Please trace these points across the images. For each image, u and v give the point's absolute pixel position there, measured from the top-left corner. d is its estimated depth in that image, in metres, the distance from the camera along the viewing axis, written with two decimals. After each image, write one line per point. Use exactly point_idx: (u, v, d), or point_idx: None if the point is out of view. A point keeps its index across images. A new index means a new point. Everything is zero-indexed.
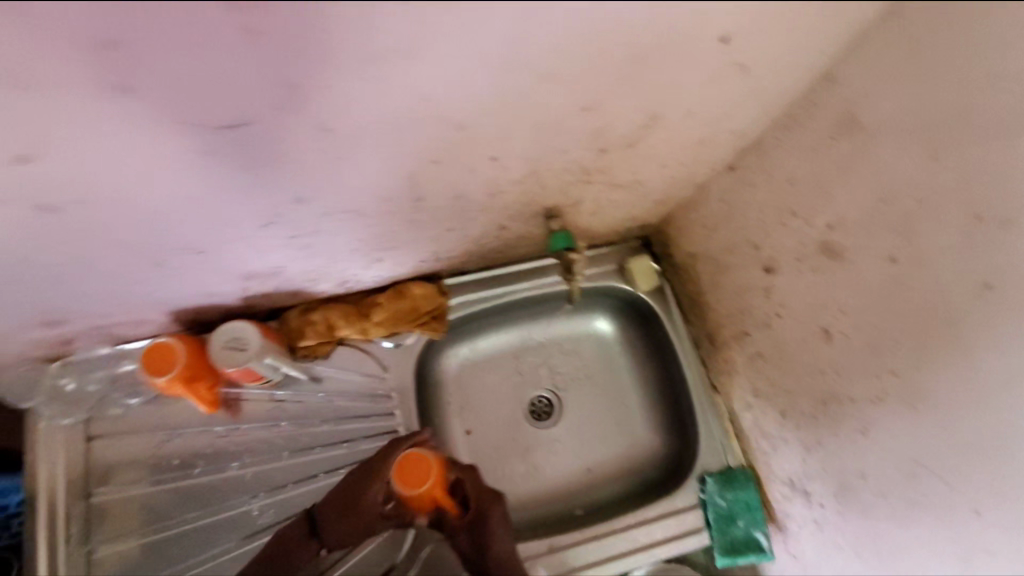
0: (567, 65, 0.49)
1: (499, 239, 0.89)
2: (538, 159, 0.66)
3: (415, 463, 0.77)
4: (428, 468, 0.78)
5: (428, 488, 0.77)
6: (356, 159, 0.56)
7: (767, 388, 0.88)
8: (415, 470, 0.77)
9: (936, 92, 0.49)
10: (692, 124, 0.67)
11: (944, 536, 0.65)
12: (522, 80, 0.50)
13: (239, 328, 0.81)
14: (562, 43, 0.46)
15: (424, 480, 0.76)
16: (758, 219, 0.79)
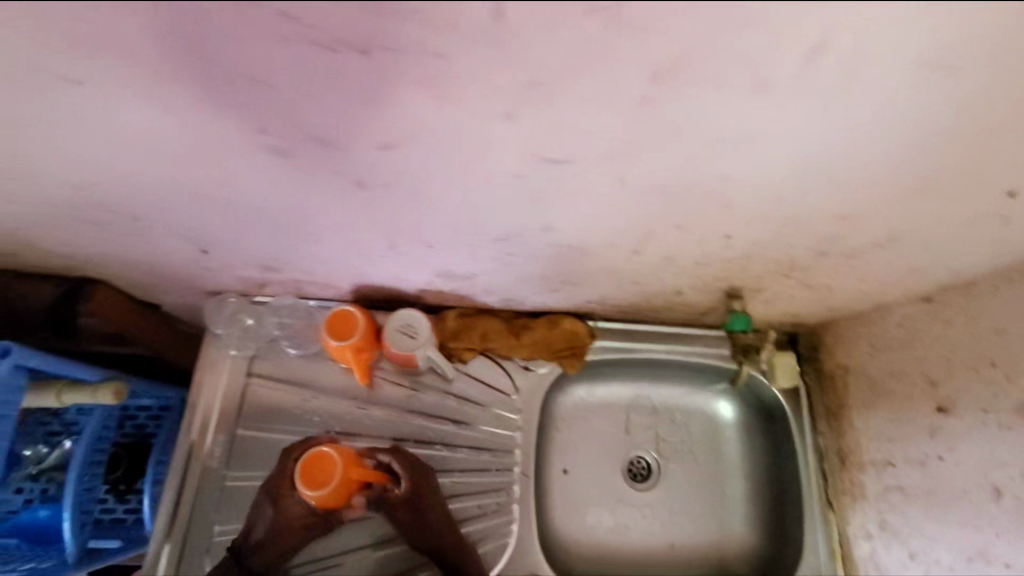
0: (861, 185, 0.53)
1: (666, 301, 0.91)
2: (760, 247, 0.68)
3: (320, 462, 0.80)
4: (332, 463, 0.80)
5: (333, 483, 0.79)
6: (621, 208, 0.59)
7: (898, 524, 0.86)
8: (321, 468, 0.80)
9: None
10: (923, 255, 0.68)
11: None
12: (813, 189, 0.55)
13: (413, 316, 0.89)
14: (876, 170, 0.51)
15: (331, 471, 0.79)
16: (943, 357, 0.79)
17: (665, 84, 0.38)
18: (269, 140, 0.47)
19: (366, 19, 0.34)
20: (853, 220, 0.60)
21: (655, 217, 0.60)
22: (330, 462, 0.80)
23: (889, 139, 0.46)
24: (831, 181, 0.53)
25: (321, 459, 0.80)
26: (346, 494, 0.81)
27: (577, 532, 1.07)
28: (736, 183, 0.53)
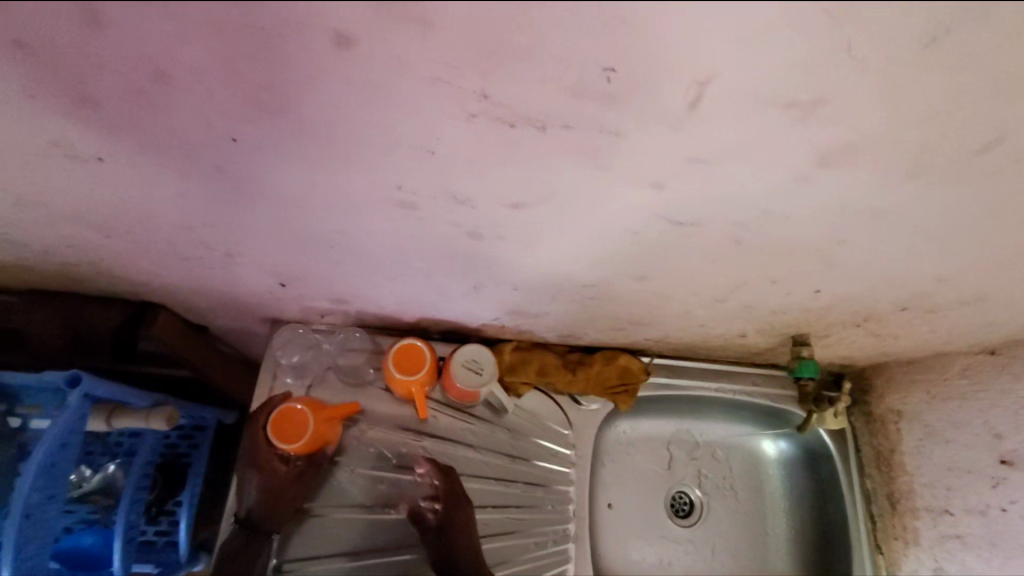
0: (973, 254, 0.54)
1: (725, 342, 0.91)
2: (847, 301, 0.69)
3: (285, 416, 0.82)
4: (298, 415, 0.82)
5: (298, 425, 0.82)
6: (723, 268, 0.60)
7: (953, 573, 0.87)
8: (290, 422, 0.82)
9: None
10: (1006, 314, 0.69)
11: None
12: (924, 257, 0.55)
13: (477, 351, 0.90)
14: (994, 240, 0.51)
15: (293, 419, 0.82)
16: (1010, 409, 0.80)
17: (828, 165, 0.39)
18: (403, 195, 0.47)
19: (557, 100, 0.34)
20: (950, 281, 0.61)
21: (754, 270, 0.61)
22: (300, 415, 0.82)
23: (1018, 214, 0.47)
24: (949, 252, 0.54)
25: (288, 415, 0.82)
26: (319, 439, 0.84)
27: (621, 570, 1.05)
28: (852, 246, 0.53)
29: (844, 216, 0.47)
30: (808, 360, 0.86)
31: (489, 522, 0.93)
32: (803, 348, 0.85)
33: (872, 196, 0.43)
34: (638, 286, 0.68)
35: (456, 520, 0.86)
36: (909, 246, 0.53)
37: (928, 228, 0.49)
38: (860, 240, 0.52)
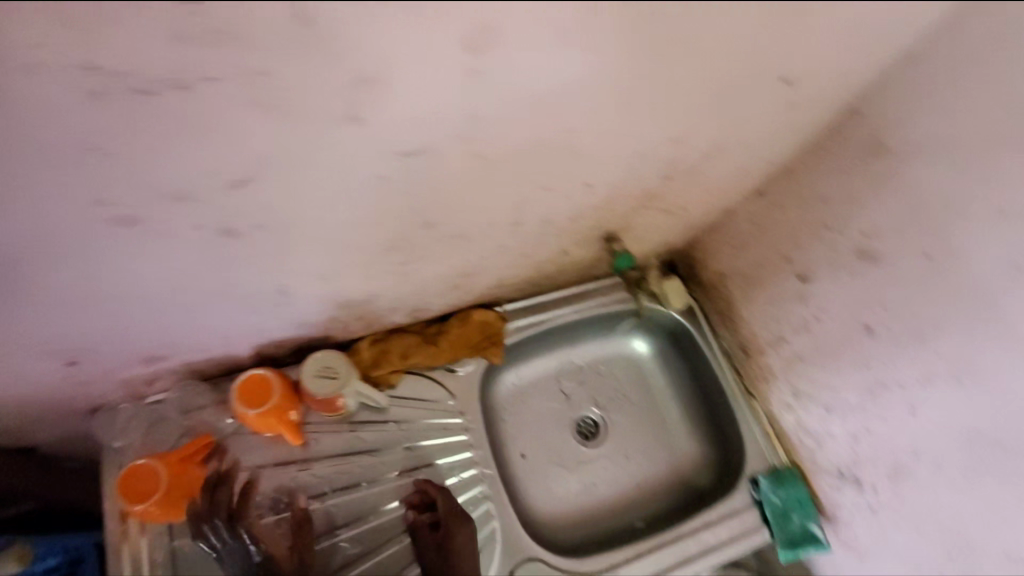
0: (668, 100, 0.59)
1: (555, 265, 0.97)
2: (622, 184, 0.75)
3: (134, 478, 0.79)
4: (144, 472, 0.80)
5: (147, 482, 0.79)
6: (485, 188, 0.64)
7: (806, 388, 0.96)
8: (140, 482, 0.79)
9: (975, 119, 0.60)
10: (746, 151, 0.78)
11: (1007, 490, 0.70)
12: (638, 116, 0.60)
13: (326, 357, 0.87)
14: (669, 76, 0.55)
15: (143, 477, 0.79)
16: (788, 233, 0.90)
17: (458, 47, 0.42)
18: (111, 210, 0.49)
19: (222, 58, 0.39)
20: (681, 137, 0.67)
21: (517, 180, 0.64)
22: (147, 469, 0.80)
23: (669, 49, 0.51)
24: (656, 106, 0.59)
25: (137, 476, 0.79)
26: (177, 485, 0.81)
27: (553, 509, 1.09)
28: (575, 129, 0.58)
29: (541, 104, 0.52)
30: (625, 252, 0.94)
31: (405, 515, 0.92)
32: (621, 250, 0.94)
33: (540, 73, 0.48)
34: (435, 234, 0.70)
35: (449, 535, 0.83)
36: (626, 113, 0.58)
37: (622, 93, 0.55)
38: (579, 121, 0.57)
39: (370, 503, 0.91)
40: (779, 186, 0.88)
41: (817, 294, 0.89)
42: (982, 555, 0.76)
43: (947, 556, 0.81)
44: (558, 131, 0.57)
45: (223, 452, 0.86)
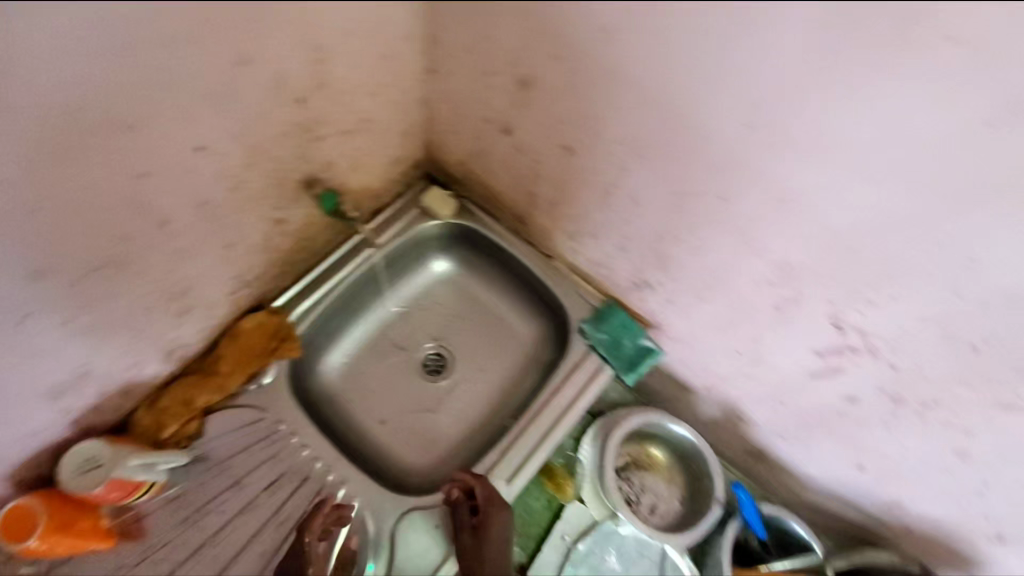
0: (164, 29, 0.52)
1: (287, 236, 0.91)
2: (247, 131, 0.69)
3: None
4: None
5: None
6: (63, 210, 0.58)
7: (573, 227, 0.98)
8: None
9: None
10: (360, 39, 0.73)
11: (723, 228, 0.73)
12: (155, 60, 0.54)
13: (84, 450, 0.79)
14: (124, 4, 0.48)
15: None
16: (472, 96, 0.88)
17: None
18: None
19: None
20: (252, 58, 0.62)
21: (94, 183, 0.58)
22: None
23: None
24: (162, 41, 0.53)
25: None
26: None
27: (428, 453, 1.07)
28: (77, 107, 0.52)
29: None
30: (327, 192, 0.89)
31: (265, 550, 0.86)
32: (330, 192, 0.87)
33: None
34: (69, 278, 0.64)
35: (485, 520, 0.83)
36: (123, 64, 0.52)
37: (76, 49, 0.48)
38: (63, 96, 0.50)
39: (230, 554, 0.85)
40: (437, 55, 0.85)
41: (523, 139, 0.88)
42: (745, 293, 0.80)
43: (729, 306, 0.85)
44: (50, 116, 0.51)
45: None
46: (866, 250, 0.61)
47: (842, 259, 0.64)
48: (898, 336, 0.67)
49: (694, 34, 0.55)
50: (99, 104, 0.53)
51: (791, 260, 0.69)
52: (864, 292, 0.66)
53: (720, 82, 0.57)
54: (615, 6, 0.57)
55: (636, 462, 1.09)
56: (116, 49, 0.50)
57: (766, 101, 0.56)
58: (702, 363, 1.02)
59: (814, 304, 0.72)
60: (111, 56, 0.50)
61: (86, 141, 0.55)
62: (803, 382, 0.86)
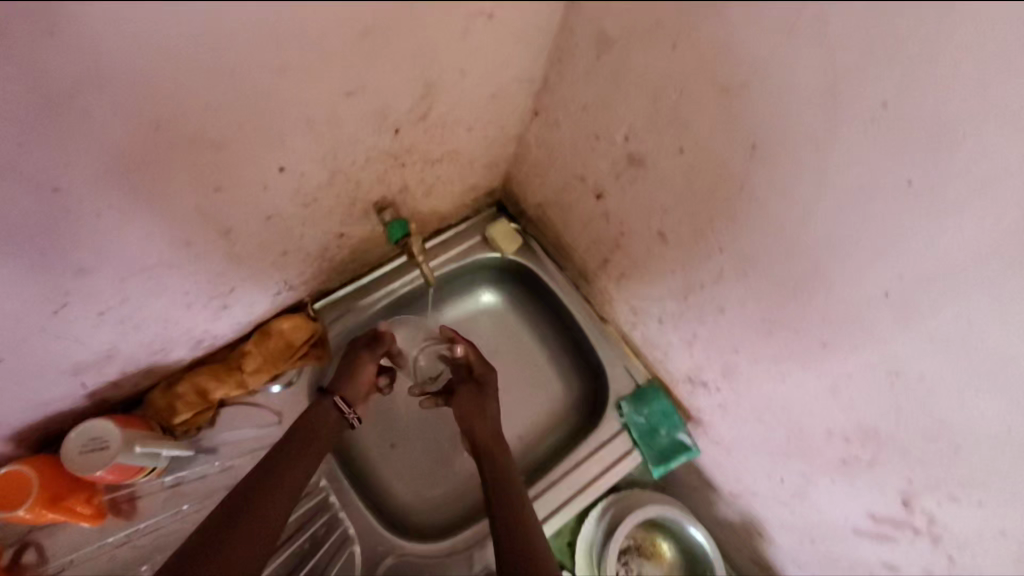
0: (286, 50, 0.48)
1: (344, 247, 0.87)
2: (334, 154, 0.65)
3: None
4: None
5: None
6: (133, 215, 0.54)
7: (639, 304, 0.91)
8: None
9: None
10: (470, 80, 0.69)
11: (812, 374, 0.67)
12: (259, 79, 0.50)
13: (92, 427, 0.75)
14: (249, 30, 0.44)
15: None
16: (572, 152, 0.82)
17: None
18: None
19: None
20: (362, 88, 0.58)
21: (164, 194, 0.54)
22: None
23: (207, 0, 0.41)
24: (274, 67, 0.49)
25: None
26: None
27: (434, 489, 1.03)
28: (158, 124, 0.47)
29: (50, 114, 0.43)
30: (400, 220, 0.83)
31: None
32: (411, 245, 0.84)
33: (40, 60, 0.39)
34: (115, 274, 0.60)
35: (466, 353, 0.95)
36: (231, 89, 0.49)
37: (188, 69, 0.45)
38: (169, 113, 0.47)
39: None
40: (549, 102, 0.79)
41: (614, 208, 0.81)
42: (814, 434, 0.73)
43: (785, 438, 0.79)
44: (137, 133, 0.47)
45: (40, 545, 0.80)
46: (961, 436, 0.56)
47: (922, 426, 0.59)
48: (974, 536, 0.62)
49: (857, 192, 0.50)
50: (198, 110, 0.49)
51: (873, 425, 0.63)
52: (956, 471, 0.59)
53: (860, 237, 0.52)
54: (770, 129, 0.53)
55: (640, 548, 1.05)
56: (236, 66, 0.47)
57: (935, 277, 0.49)
58: (737, 472, 0.96)
59: (890, 472, 0.66)
60: (227, 72, 0.47)
61: (171, 149, 0.50)
62: (844, 534, 0.80)
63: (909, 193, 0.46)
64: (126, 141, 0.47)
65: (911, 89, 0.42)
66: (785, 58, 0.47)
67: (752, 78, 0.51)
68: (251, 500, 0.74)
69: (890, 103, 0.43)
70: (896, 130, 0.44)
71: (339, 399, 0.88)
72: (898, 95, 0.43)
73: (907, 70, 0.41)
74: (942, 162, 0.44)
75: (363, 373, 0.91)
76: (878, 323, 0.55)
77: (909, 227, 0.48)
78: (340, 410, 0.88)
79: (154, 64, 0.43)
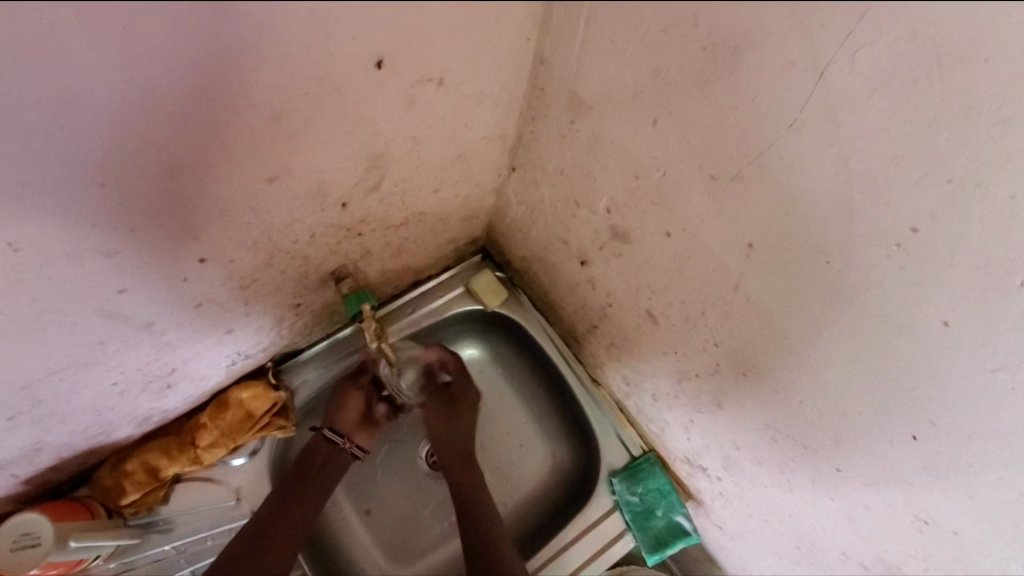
0: (176, 151, 0.40)
1: (304, 314, 0.79)
2: (269, 237, 0.57)
3: None
4: None
5: None
6: (20, 329, 0.47)
7: (632, 376, 0.81)
8: None
9: (626, 57, 0.40)
10: (428, 147, 0.59)
11: (823, 494, 0.57)
12: (148, 183, 0.41)
13: (23, 521, 0.69)
14: (116, 130, 0.36)
15: None
16: (553, 213, 0.72)
17: None
18: None
19: None
20: (287, 173, 0.49)
21: (55, 306, 0.47)
22: None
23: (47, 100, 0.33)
24: (166, 169, 0.41)
25: None
26: None
27: (413, 558, 0.96)
28: (18, 245, 0.39)
29: None
30: (359, 292, 0.77)
31: None
32: (366, 329, 0.79)
33: None
34: (17, 382, 0.53)
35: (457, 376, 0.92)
36: (105, 198, 0.40)
37: (37, 183, 0.37)
38: (31, 231, 0.39)
39: None
40: (524, 160, 0.69)
41: (599, 277, 0.72)
42: (826, 550, 0.63)
43: (794, 546, 0.69)
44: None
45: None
46: None
47: None
48: None
49: (880, 321, 0.39)
50: (76, 220, 0.41)
51: (897, 562, 0.54)
52: None
53: (882, 368, 0.42)
54: (771, 229, 0.43)
55: None
56: (114, 169, 0.39)
57: (983, 434, 0.38)
58: (741, 560, 0.86)
59: None
60: (102, 177, 0.39)
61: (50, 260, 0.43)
62: None
63: (947, 335, 0.36)
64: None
65: (951, 215, 0.32)
66: (788, 152, 0.37)
67: (747, 168, 0.41)
68: (246, 555, 0.75)
69: (923, 227, 0.33)
70: (935, 260, 0.34)
71: (328, 430, 0.86)
72: (931, 219, 0.33)
73: (944, 190, 0.31)
74: (987, 307, 0.33)
75: (351, 404, 0.88)
76: (903, 464, 0.45)
77: (950, 375, 0.37)
78: (332, 441, 0.86)
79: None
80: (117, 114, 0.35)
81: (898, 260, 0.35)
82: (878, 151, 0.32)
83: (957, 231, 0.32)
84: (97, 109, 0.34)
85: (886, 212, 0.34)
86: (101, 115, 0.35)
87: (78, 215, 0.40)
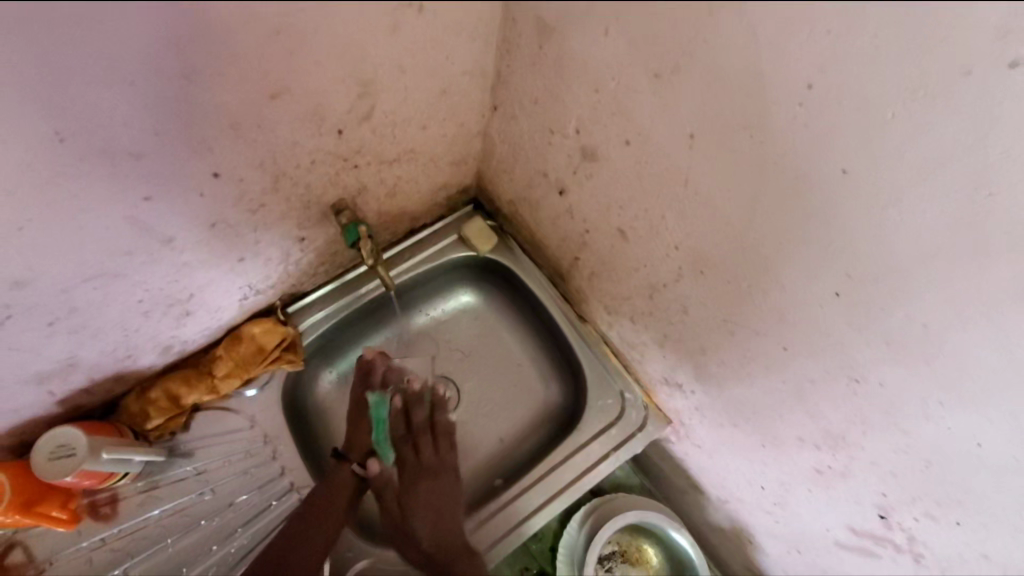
0: (192, 59, 0.47)
1: (309, 249, 0.86)
2: (273, 158, 0.64)
3: None
4: None
5: None
6: (60, 227, 0.54)
7: (612, 302, 0.87)
8: None
9: None
10: (413, 78, 0.65)
11: (776, 377, 0.63)
12: (167, 86, 0.48)
13: (60, 433, 0.76)
14: (143, 39, 0.43)
15: None
16: (532, 146, 0.78)
17: None
18: None
19: None
20: (287, 91, 0.56)
21: (88, 207, 0.54)
22: None
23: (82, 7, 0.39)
24: (184, 75, 0.48)
25: None
26: None
27: None
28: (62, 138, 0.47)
29: None
30: (357, 223, 0.82)
31: (221, 560, 0.86)
32: (362, 250, 0.83)
33: None
34: (57, 285, 0.60)
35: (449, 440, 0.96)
36: (133, 96, 0.47)
37: (79, 76, 0.44)
38: (72, 123, 0.47)
39: (187, 554, 0.85)
40: (504, 96, 0.76)
41: (576, 204, 0.78)
42: (786, 440, 0.69)
43: (760, 445, 0.75)
44: (41, 144, 0.47)
45: (27, 546, 0.83)
46: (922, 443, 0.51)
47: (890, 437, 0.54)
48: (951, 555, 0.57)
49: (796, 182, 0.45)
50: (102, 117, 0.47)
51: (842, 433, 0.59)
52: (930, 483, 0.53)
53: (803, 228, 0.48)
54: (706, 116, 0.49)
55: (624, 553, 1.01)
56: (144, 71, 0.46)
57: (886, 276, 0.44)
58: (721, 478, 0.91)
59: (866, 470, 0.59)
60: (130, 77, 0.46)
61: (86, 155, 0.50)
62: (826, 545, 0.75)
63: (845, 183, 0.42)
64: (39, 148, 0.47)
65: (835, 67, 0.38)
66: (712, 37, 0.42)
67: (681, 62, 0.47)
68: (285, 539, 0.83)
69: (816, 82, 0.39)
70: (831, 112, 0.40)
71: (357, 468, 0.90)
72: (822, 73, 0.39)
73: (835, 44, 0.37)
74: (873, 153, 0.39)
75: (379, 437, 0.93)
76: (830, 322, 0.51)
77: (858, 222, 0.43)
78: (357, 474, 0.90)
79: (46, 67, 0.42)
80: (141, 23, 0.42)
81: (802, 117, 0.42)
82: (776, 18, 0.38)
83: (846, 83, 0.38)
84: (122, 18, 0.41)
85: (786, 74, 0.40)
86: (128, 22, 0.41)
87: (107, 113, 0.47)
